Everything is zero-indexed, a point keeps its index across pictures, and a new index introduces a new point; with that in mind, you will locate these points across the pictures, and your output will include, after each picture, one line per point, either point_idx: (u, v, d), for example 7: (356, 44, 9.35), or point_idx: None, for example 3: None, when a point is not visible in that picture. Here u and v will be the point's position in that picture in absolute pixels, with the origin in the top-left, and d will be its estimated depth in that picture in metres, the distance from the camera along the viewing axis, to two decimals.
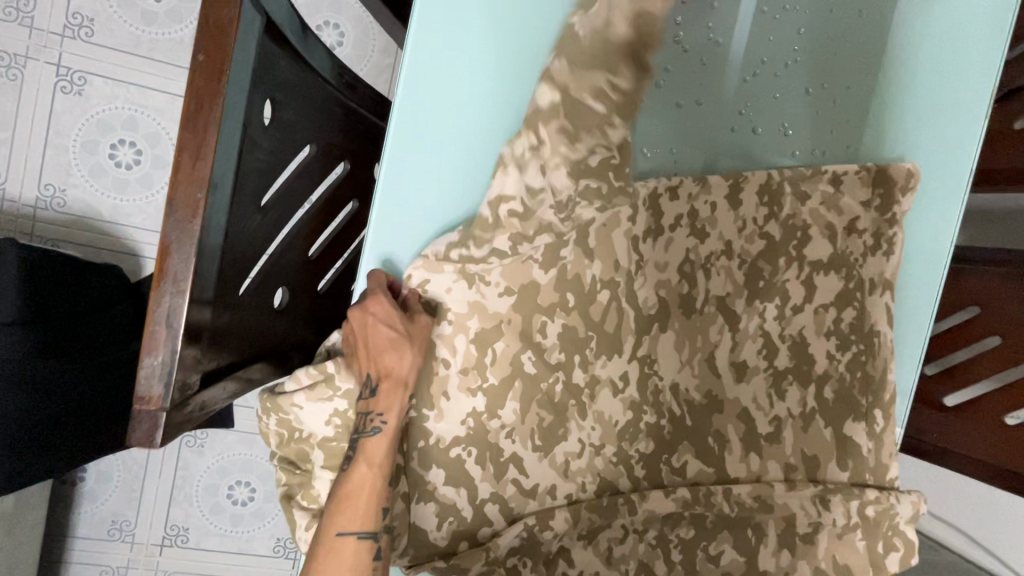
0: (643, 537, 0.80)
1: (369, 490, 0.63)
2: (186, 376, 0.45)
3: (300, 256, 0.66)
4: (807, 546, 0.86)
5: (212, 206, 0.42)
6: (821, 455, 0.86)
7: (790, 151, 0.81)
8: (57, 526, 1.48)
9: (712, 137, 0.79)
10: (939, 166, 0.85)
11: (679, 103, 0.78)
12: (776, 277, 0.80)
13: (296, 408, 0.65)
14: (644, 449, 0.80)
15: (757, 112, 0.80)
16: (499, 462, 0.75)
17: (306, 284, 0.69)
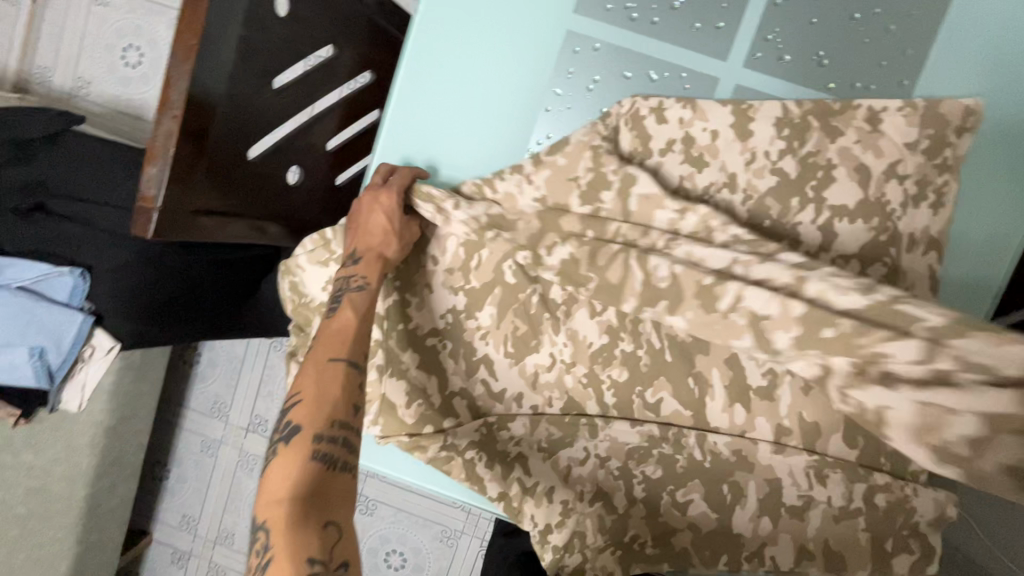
0: (605, 465, 0.80)
1: (353, 330, 0.68)
2: (184, 194, 0.58)
3: (317, 144, 0.78)
4: (793, 520, 0.78)
5: (209, 58, 0.54)
6: (822, 424, 0.77)
7: (823, 84, 0.74)
8: (177, 396, 1.84)
9: (730, 63, 0.75)
10: (1016, 111, 0.72)
11: (695, 25, 0.75)
12: (789, 218, 0.74)
13: (301, 270, 0.78)
14: (617, 377, 0.79)
15: (787, 39, 0.74)
16: (470, 359, 0.81)
17: (323, 172, 0.81)
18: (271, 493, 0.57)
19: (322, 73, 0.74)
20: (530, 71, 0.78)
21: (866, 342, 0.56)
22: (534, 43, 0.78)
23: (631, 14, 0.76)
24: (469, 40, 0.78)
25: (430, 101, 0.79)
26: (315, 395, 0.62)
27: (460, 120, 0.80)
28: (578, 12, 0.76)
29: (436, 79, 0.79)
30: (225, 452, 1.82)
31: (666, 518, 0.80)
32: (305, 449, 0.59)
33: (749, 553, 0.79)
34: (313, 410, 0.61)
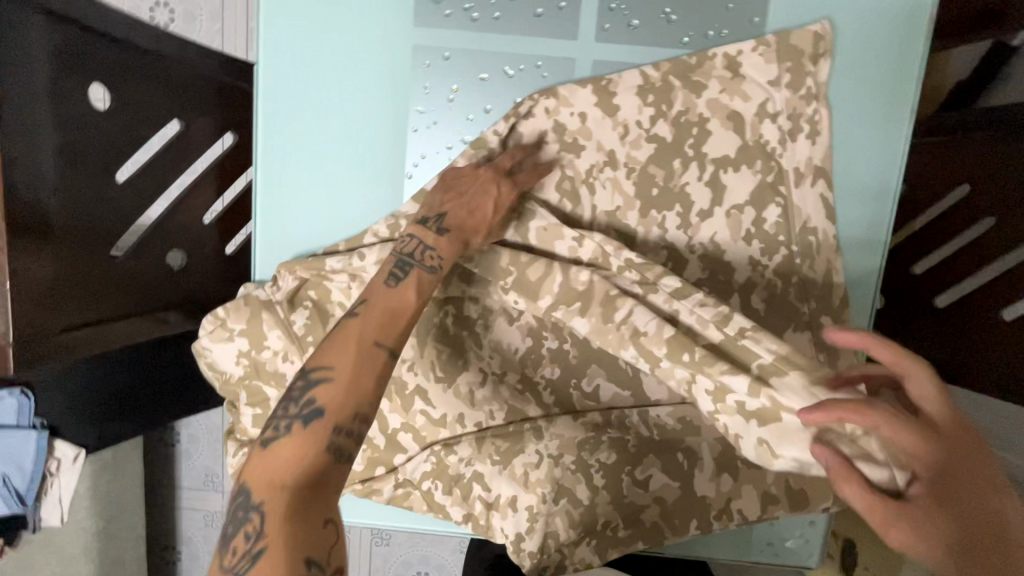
0: (560, 463, 0.80)
1: (386, 311, 0.52)
2: (41, 319, 0.57)
3: (192, 218, 0.76)
4: (752, 470, 0.79)
5: (17, 182, 0.53)
6: None
7: (677, 39, 0.73)
8: (164, 480, 1.81)
9: (582, 41, 0.74)
10: (868, 23, 0.72)
11: (537, 11, 0.73)
12: (672, 186, 0.73)
13: (209, 350, 0.76)
14: (551, 375, 0.80)
15: (631, 4, 0.73)
16: (404, 394, 0.80)
17: (209, 246, 0.79)
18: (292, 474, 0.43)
19: (174, 150, 0.71)
20: (388, 93, 0.76)
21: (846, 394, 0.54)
22: (383, 65, 0.75)
23: (472, 14, 0.74)
24: (318, 73, 0.76)
25: (288, 152, 0.77)
26: (351, 382, 0.47)
27: (326, 158, 0.78)
28: (418, 24, 0.74)
29: (299, 123, 0.77)
30: None
31: (631, 498, 0.81)
32: (319, 433, 0.44)
33: (717, 511, 0.80)
34: (342, 394, 0.46)
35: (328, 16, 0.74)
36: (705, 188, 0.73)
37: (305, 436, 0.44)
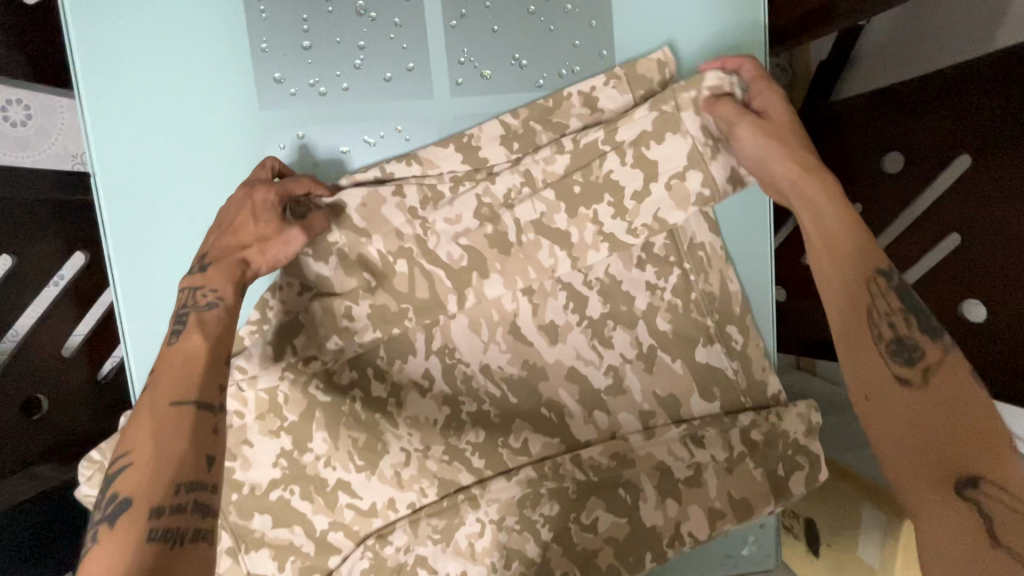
0: (503, 525, 0.77)
1: (201, 360, 0.55)
2: None
3: (53, 354, 0.78)
4: (693, 489, 0.79)
5: None
6: (678, 392, 0.78)
7: (533, 83, 0.73)
8: None
9: (439, 98, 0.72)
10: (709, 42, 0.75)
11: (386, 76, 0.71)
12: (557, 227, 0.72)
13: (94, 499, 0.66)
14: (475, 439, 0.76)
15: (479, 55, 0.71)
16: (326, 492, 0.75)
17: (74, 376, 0.81)
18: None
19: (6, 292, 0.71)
20: (242, 173, 0.71)
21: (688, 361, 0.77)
22: (233, 149, 0.71)
23: (319, 87, 0.70)
24: (161, 149, 0.70)
25: (138, 231, 0.71)
26: (142, 472, 0.48)
27: (176, 242, 0.71)
28: (264, 106, 0.70)
29: (146, 202, 0.70)
30: None
31: (582, 544, 0.78)
32: (140, 523, 0.46)
33: (669, 538, 0.78)
34: (147, 478, 0.48)
35: (162, 93, 0.69)
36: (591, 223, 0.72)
37: (125, 524, 0.46)
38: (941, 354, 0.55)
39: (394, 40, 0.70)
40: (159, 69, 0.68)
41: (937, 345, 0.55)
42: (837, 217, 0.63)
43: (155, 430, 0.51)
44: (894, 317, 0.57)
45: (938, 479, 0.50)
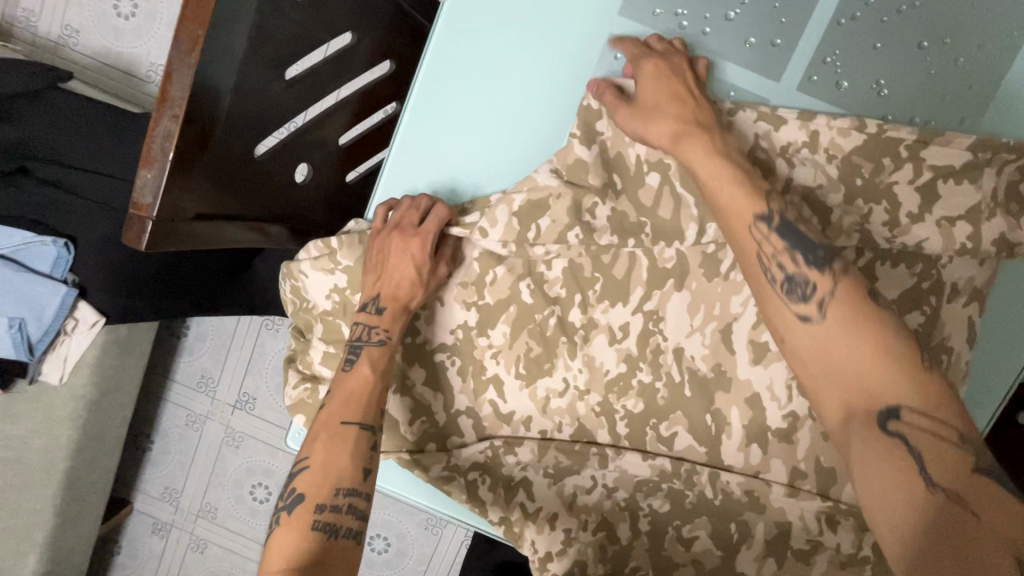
0: (612, 495, 0.77)
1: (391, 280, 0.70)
2: (181, 206, 0.54)
3: (330, 140, 0.73)
4: (799, 564, 0.77)
5: (218, 57, 0.50)
6: (839, 471, 0.75)
7: (881, 116, 0.69)
8: (162, 367, 1.79)
9: (783, 86, 0.70)
10: None
11: (749, 41, 0.69)
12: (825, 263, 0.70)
13: (304, 276, 0.74)
14: (632, 408, 0.76)
15: (847, 64, 0.68)
16: (479, 378, 0.77)
17: (334, 170, 0.76)
18: (341, 394, 0.68)
19: (339, 62, 0.67)
20: (552, 88, 0.72)
21: None
22: (558, 60, 0.71)
23: (682, 21, 0.69)
24: (480, 67, 0.72)
25: (450, 74, 0.73)
26: (348, 395, 0.68)
27: (470, 105, 0.73)
28: (622, 13, 0.70)
29: (445, 111, 0.74)
30: (210, 429, 1.79)
31: (669, 552, 0.78)
32: (353, 429, 0.66)
33: None
34: (358, 392, 0.68)
35: None
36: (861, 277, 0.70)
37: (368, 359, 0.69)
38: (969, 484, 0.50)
39: (778, 10, 0.68)
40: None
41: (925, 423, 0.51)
42: (846, 347, 0.54)
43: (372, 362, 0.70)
44: (926, 450, 0.51)
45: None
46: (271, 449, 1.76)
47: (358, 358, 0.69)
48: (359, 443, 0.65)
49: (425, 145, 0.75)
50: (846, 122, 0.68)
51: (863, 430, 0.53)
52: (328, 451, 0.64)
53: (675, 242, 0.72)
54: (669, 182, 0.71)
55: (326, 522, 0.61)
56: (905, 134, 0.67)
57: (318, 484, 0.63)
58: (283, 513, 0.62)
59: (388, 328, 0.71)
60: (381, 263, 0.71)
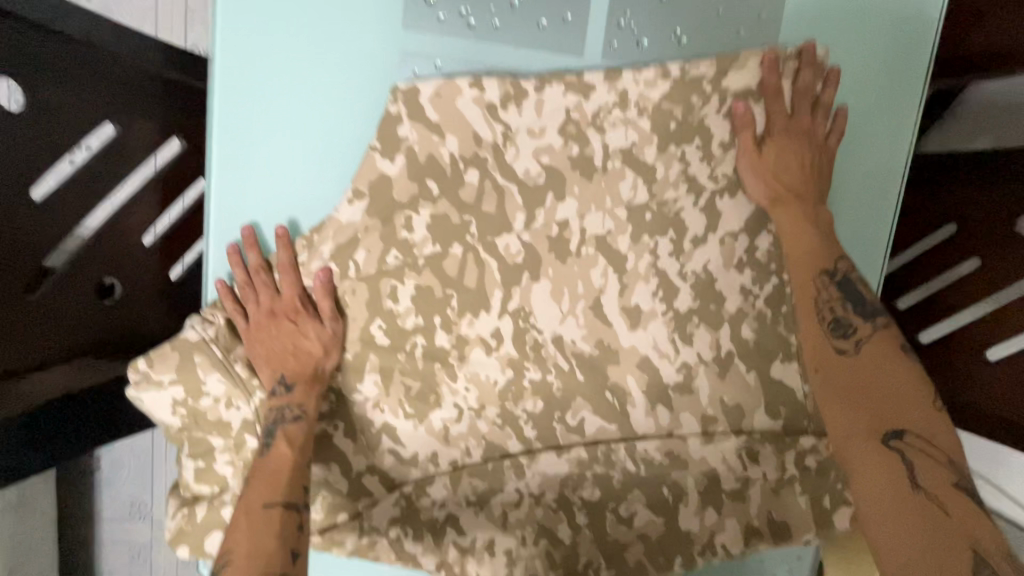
0: (541, 501, 0.75)
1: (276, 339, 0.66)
2: None
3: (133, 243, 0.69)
4: (736, 503, 0.77)
5: None
6: (744, 404, 0.76)
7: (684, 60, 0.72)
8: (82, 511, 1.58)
9: (589, 59, 0.70)
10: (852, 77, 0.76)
11: (542, 22, 0.68)
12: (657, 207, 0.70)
13: (139, 398, 0.65)
14: (533, 408, 0.74)
15: (640, 20, 0.70)
16: (369, 432, 0.72)
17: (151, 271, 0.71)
18: (262, 477, 0.60)
19: (106, 166, 0.66)
20: (355, 125, 0.67)
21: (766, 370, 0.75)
22: (347, 101, 0.66)
23: (470, 20, 0.66)
24: (281, 154, 0.67)
25: (248, 158, 0.66)
26: (264, 472, 0.61)
27: (279, 183, 0.68)
28: (408, 27, 0.65)
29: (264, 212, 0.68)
30: (158, 556, 1.62)
31: (614, 536, 0.76)
32: (273, 511, 0.58)
33: (701, 547, 0.77)
34: (266, 482, 0.60)
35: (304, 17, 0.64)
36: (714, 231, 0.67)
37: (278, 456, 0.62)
38: (871, 330, 0.61)
39: None
40: (294, 66, 0.64)
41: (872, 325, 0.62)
42: (805, 235, 0.67)
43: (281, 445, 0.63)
44: (836, 305, 0.63)
45: (872, 436, 0.56)
46: None
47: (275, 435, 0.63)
48: (280, 516, 0.58)
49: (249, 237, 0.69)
50: (647, 72, 0.68)
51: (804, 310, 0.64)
52: (251, 539, 0.56)
53: (521, 233, 0.70)
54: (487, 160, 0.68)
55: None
56: (703, 71, 0.68)
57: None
58: None
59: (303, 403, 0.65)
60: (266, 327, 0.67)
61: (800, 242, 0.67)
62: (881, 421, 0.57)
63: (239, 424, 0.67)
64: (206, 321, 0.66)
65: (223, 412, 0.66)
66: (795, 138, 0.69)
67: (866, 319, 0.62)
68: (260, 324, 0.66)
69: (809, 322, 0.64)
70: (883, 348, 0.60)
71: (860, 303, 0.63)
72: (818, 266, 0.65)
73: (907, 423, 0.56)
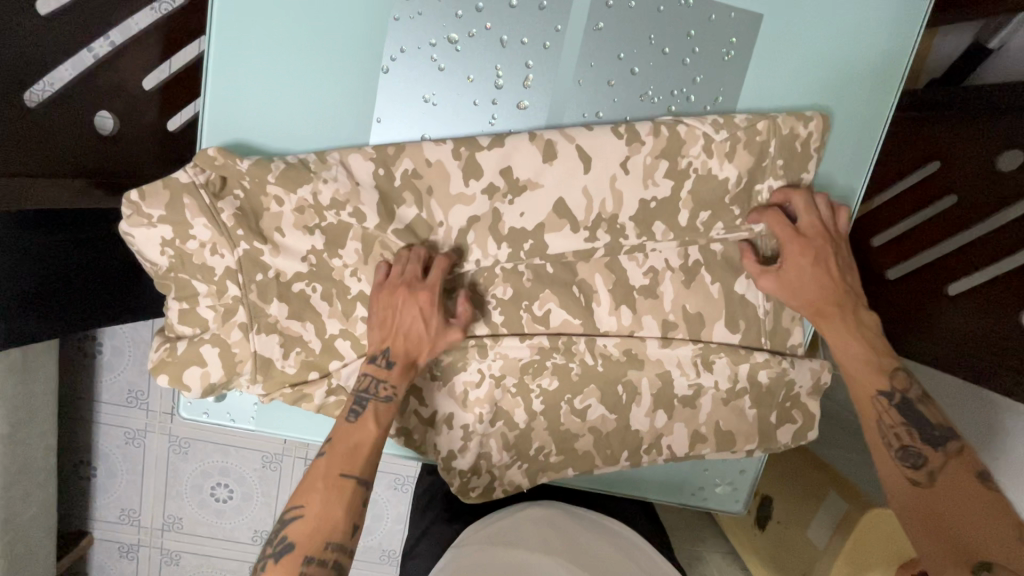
0: (501, 383, 0.79)
1: (403, 329, 0.70)
2: None
3: (139, 90, 0.72)
4: (686, 409, 0.81)
5: None
6: (705, 314, 0.79)
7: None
8: (69, 390, 1.49)
9: None
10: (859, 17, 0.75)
11: None
12: (639, 146, 0.72)
13: (130, 236, 0.69)
14: (502, 295, 0.77)
15: None
16: (346, 299, 0.76)
17: (151, 120, 0.74)
18: (347, 441, 0.66)
19: None
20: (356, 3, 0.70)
21: (728, 285, 0.79)
22: None
23: None
24: (281, 30, 0.70)
25: (244, 30, 0.70)
26: (349, 448, 0.65)
27: (274, 57, 0.71)
28: None
29: (253, 83, 0.72)
30: (151, 442, 1.52)
31: (567, 426, 0.81)
32: (349, 484, 0.63)
33: (648, 446, 0.82)
34: (342, 461, 0.64)
35: None
36: (688, 176, 0.74)
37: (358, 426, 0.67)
38: (943, 460, 0.65)
39: None
40: None
41: (939, 453, 0.65)
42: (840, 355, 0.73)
43: (346, 435, 0.66)
44: (899, 429, 0.68)
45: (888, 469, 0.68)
46: (222, 449, 1.52)
47: (365, 410, 0.68)
48: (354, 497, 0.63)
49: (239, 107, 0.72)
50: None
51: (862, 399, 0.71)
52: (324, 502, 0.62)
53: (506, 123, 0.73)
54: (479, 42, 0.71)
55: (314, 573, 0.58)
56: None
57: (310, 536, 0.60)
58: (270, 561, 0.59)
59: (395, 384, 0.70)
60: (379, 313, 0.70)
61: (853, 362, 0.72)
62: (961, 548, 0.60)
63: (224, 271, 0.71)
64: (202, 170, 0.70)
65: (208, 257, 0.70)
66: (816, 254, 0.73)
67: (937, 448, 0.66)
68: (396, 326, 0.69)
69: (875, 443, 0.70)
70: (958, 487, 0.63)
71: (926, 430, 0.67)
72: (874, 390, 0.70)
73: (991, 555, 0.58)
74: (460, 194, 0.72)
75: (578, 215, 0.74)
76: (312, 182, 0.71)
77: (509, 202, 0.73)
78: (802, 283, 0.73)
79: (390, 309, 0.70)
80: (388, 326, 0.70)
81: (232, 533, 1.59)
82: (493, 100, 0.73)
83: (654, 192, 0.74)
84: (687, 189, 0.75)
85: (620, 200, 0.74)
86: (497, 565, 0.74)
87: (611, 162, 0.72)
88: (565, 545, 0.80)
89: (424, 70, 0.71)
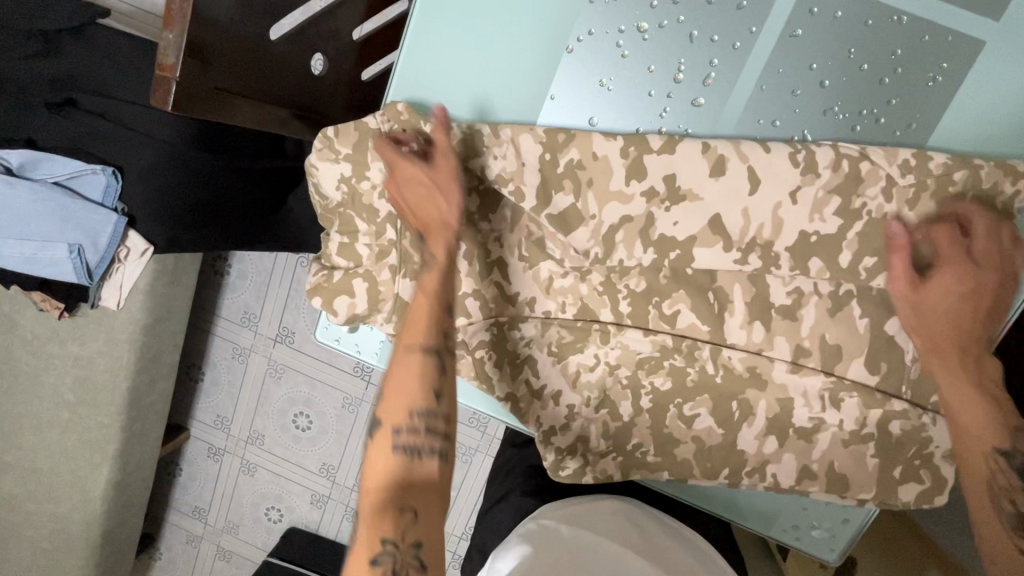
0: (614, 373, 0.80)
1: (438, 279, 0.68)
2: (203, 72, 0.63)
3: (345, 41, 0.79)
4: (801, 441, 0.78)
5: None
6: (845, 348, 0.75)
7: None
8: (200, 301, 1.67)
9: None
10: None
11: None
12: (813, 178, 0.70)
13: (315, 169, 0.76)
14: (635, 286, 0.77)
15: None
16: (485, 261, 0.79)
17: (347, 69, 0.82)
18: (395, 390, 0.63)
19: None
20: None
21: (879, 324, 0.74)
22: None
23: None
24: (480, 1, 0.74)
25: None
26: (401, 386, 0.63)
27: (468, 25, 0.75)
28: None
29: (444, 47, 0.76)
30: (253, 362, 1.67)
31: (671, 429, 0.80)
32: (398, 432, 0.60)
33: (750, 469, 0.79)
34: (396, 402, 0.62)
35: None
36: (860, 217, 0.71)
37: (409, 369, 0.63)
38: None
39: None
40: None
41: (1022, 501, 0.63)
42: (964, 411, 0.68)
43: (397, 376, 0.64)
44: (1019, 498, 0.63)
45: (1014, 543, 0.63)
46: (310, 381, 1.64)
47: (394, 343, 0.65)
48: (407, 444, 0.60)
49: (425, 68, 0.77)
50: None
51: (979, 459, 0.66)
52: (383, 448, 0.60)
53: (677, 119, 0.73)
54: (670, 35, 0.71)
55: (405, 442, 0.60)
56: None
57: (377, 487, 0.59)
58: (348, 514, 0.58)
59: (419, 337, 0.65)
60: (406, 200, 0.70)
61: (975, 422, 0.67)
62: None
63: (386, 215, 0.76)
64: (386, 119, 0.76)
65: (376, 199, 0.76)
66: (966, 295, 0.68)
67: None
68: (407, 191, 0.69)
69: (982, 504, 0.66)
70: None
71: None
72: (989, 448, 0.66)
73: None
74: (619, 191, 0.73)
75: (733, 235, 0.73)
76: (484, 153, 0.74)
77: (665, 209, 0.73)
78: (935, 314, 0.69)
79: (394, 163, 0.70)
80: (399, 185, 0.70)
81: (304, 460, 1.72)
82: (668, 93, 0.73)
83: (818, 227, 0.72)
84: (855, 232, 0.72)
85: (779, 227, 0.72)
86: (579, 549, 0.74)
87: (781, 188, 0.71)
88: (643, 539, 0.79)
89: (606, 56, 0.73)
